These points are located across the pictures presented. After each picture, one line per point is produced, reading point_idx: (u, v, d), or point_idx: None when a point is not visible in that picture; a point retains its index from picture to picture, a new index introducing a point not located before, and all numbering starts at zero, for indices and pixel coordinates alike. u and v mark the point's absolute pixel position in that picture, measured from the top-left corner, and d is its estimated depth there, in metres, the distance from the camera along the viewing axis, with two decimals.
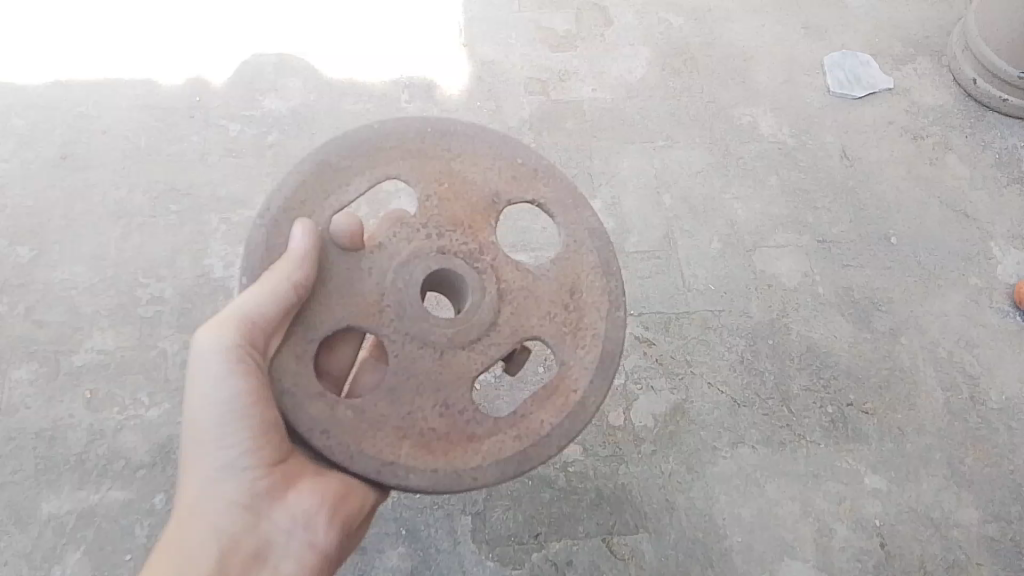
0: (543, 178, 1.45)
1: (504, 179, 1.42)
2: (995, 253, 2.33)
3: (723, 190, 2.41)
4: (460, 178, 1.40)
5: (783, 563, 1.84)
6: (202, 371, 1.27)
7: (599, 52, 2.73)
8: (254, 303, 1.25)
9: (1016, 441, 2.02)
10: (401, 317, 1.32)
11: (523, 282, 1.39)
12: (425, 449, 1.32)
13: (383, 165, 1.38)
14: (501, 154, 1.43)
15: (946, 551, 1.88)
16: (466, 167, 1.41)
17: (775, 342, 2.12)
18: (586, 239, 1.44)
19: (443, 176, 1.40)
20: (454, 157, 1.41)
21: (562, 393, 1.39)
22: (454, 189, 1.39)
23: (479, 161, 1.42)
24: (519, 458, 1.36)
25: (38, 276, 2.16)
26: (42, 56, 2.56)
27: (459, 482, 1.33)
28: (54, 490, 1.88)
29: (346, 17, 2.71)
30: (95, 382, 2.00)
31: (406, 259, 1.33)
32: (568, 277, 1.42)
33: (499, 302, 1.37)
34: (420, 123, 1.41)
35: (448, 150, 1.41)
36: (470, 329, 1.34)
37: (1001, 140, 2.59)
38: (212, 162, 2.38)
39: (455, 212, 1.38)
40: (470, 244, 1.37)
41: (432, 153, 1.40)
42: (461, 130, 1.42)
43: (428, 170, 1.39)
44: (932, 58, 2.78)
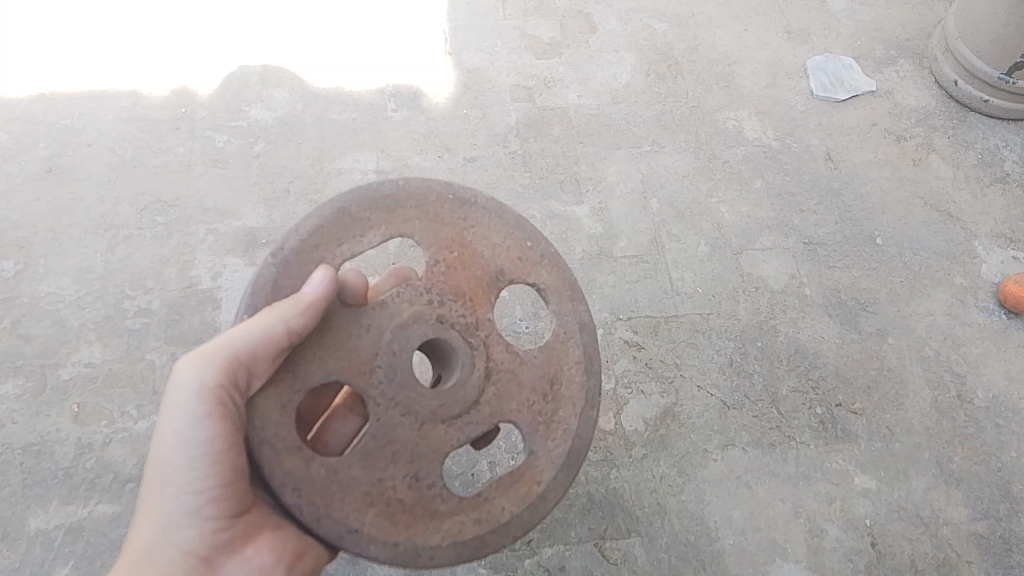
0: (548, 265, 1.43)
1: (511, 259, 1.40)
2: (979, 252, 2.35)
3: (710, 194, 2.42)
4: (471, 249, 1.37)
5: (776, 564, 1.84)
6: (177, 402, 1.23)
7: (584, 58, 2.75)
8: (244, 342, 1.19)
9: (1004, 438, 2.03)
10: (391, 382, 1.28)
11: (513, 364, 1.37)
12: (389, 521, 1.27)
13: (399, 222, 1.34)
14: (514, 232, 1.41)
15: (936, 549, 1.88)
16: (477, 240, 1.38)
17: (763, 345, 2.13)
18: (574, 333, 1.43)
19: (454, 243, 1.36)
20: (468, 226, 1.38)
21: (527, 482, 1.37)
22: (463, 259, 1.36)
23: (493, 236, 1.39)
24: (475, 544, 1.33)
25: (24, 291, 2.15)
26: (27, 70, 2.55)
27: (415, 559, 1.29)
28: (43, 505, 1.86)
29: (332, 27, 2.73)
30: (83, 395, 1.99)
31: (404, 322, 1.29)
32: (552, 366, 1.40)
33: (485, 380, 1.34)
34: (443, 187, 1.38)
35: (462, 218, 1.38)
36: (454, 404, 1.31)
37: (983, 140, 2.61)
38: (198, 173, 2.38)
39: (459, 282, 1.35)
40: (467, 317, 1.34)
41: (447, 220, 1.37)
42: (478, 203, 1.39)
43: (439, 235, 1.36)
44: (913, 61, 2.81)
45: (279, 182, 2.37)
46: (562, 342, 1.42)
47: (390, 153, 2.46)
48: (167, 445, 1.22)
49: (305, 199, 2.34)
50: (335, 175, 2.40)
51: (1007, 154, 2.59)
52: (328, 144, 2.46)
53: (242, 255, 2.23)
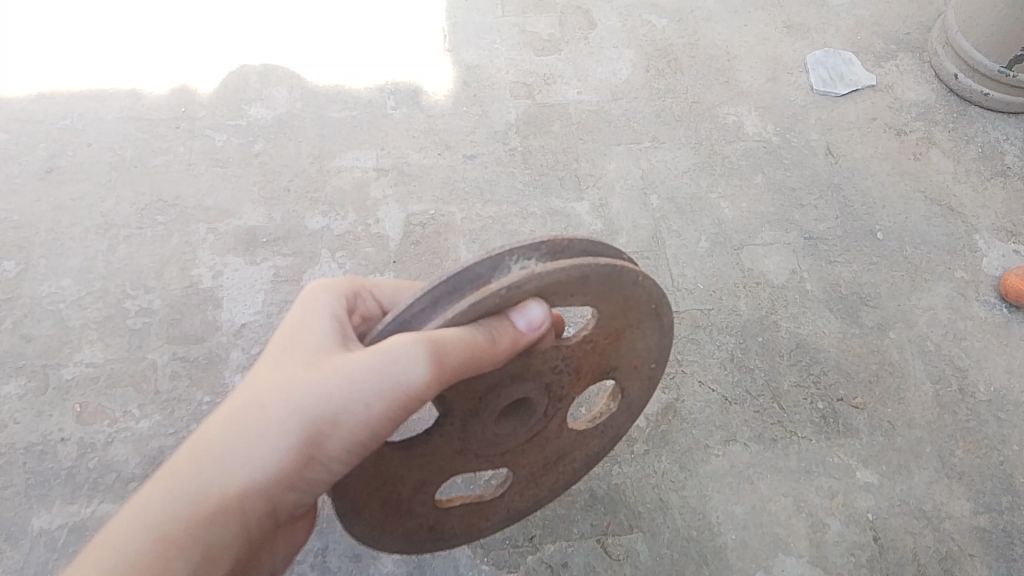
0: (644, 381, 1.50)
1: (629, 365, 1.44)
2: (980, 246, 2.34)
3: (710, 189, 2.42)
4: (618, 342, 1.36)
5: (778, 559, 1.82)
6: (373, 374, 1.12)
7: (583, 54, 2.75)
8: (468, 366, 1.13)
9: (1007, 431, 2.00)
10: (475, 416, 1.35)
11: (552, 434, 1.51)
12: (381, 508, 1.40)
13: (606, 300, 1.24)
14: (655, 348, 1.42)
15: (939, 543, 1.85)
16: (630, 339, 1.37)
17: (765, 340, 2.13)
18: (605, 438, 1.61)
19: (613, 333, 1.34)
20: (637, 326, 1.35)
21: (480, 516, 1.61)
22: (607, 347, 1.36)
23: (646, 341, 1.39)
24: (418, 543, 1.56)
25: (26, 291, 2.15)
26: (31, 71, 2.58)
27: (377, 539, 1.47)
28: (45, 505, 1.83)
29: (333, 28, 2.75)
30: (85, 394, 1.98)
31: (519, 375, 1.31)
32: (570, 447, 1.58)
33: (529, 437, 1.46)
34: (659, 292, 1.30)
35: (638, 321, 1.34)
36: (496, 446, 1.43)
37: (983, 134, 2.60)
38: (198, 172, 2.38)
39: (585, 362, 1.37)
40: (564, 388, 1.40)
41: (630, 317, 1.32)
42: (661, 318, 1.36)
43: (610, 323, 1.32)
44: (913, 55, 2.81)
45: (279, 181, 2.37)
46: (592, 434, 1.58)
47: (390, 151, 2.45)
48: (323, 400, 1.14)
49: (305, 197, 2.34)
50: (335, 173, 2.39)
51: (1008, 147, 2.57)
52: (328, 143, 2.46)
53: (243, 255, 2.22)
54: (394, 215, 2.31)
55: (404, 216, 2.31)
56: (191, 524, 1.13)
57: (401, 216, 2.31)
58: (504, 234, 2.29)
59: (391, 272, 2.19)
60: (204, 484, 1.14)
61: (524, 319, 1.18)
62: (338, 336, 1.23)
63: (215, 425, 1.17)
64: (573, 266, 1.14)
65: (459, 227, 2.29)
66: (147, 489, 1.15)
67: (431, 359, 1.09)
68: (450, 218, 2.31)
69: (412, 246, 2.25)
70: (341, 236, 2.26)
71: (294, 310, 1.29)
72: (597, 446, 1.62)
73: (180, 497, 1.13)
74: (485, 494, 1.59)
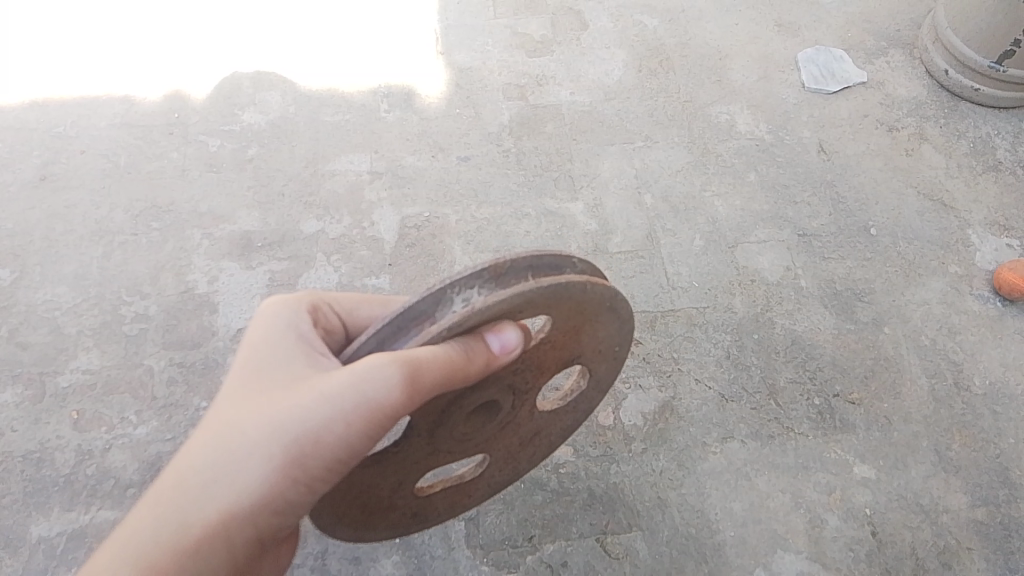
0: (611, 362, 1.49)
1: (593, 351, 1.42)
2: (973, 240, 2.35)
3: (704, 187, 2.43)
4: (575, 335, 1.35)
5: (777, 555, 1.82)
6: (352, 392, 1.12)
7: (575, 55, 2.76)
8: (441, 382, 1.13)
9: (1002, 425, 2.01)
10: (440, 424, 1.37)
11: (522, 419, 1.52)
12: (360, 510, 1.46)
13: (560, 306, 1.23)
14: (616, 335, 1.40)
15: (937, 536, 1.85)
16: (590, 330, 1.35)
17: (760, 337, 2.13)
18: (578, 410, 1.60)
19: (571, 329, 1.33)
20: (594, 319, 1.33)
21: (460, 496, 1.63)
22: (565, 340, 1.35)
23: (609, 329, 1.38)
24: (406, 527, 1.62)
25: (21, 299, 2.14)
26: (24, 80, 2.58)
27: (362, 534, 1.54)
28: (44, 513, 1.82)
29: (326, 31, 2.76)
30: (82, 402, 1.98)
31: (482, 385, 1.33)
32: (544, 424, 1.58)
33: (500, 428, 1.48)
34: (613, 292, 1.28)
35: (596, 316, 1.32)
36: (466, 440, 1.45)
37: (975, 129, 2.62)
38: (192, 177, 2.38)
39: (547, 358, 1.37)
40: (527, 381, 1.40)
41: (586, 315, 1.30)
42: (620, 310, 1.33)
43: (568, 321, 1.30)
44: (904, 51, 2.83)
45: (273, 186, 2.37)
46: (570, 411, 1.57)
47: (384, 154, 2.45)
48: (301, 419, 1.14)
49: (300, 201, 2.34)
50: (329, 177, 2.39)
51: (1000, 142, 2.59)
52: (322, 147, 2.46)
53: (238, 259, 2.22)
54: (388, 218, 2.31)
55: (399, 219, 2.31)
56: (178, 552, 1.14)
57: (395, 218, 2.31)
58: (500, 235, 2.29)
59: (386, 275, 2.19)
60: (187, 512, 1.15)
61: (497, 341, 1.20)
62: (307, 356, 1.23)
63: (192, 453, 1.17)
64: (512, 295, 1.12)
65: (454, 228, 2.30)
66: (132, 520, 1.17)
67: (406, 378, 1.09)
68: (446, 220, 2.31)
69: (407, 248, 2.25)
70: (337, 239, 2.26)
71: (255, 331, 1.28)
72: (571, 420, 1.62)
73: (165, 527, 1.15)
74: (464, 475, 1.59)
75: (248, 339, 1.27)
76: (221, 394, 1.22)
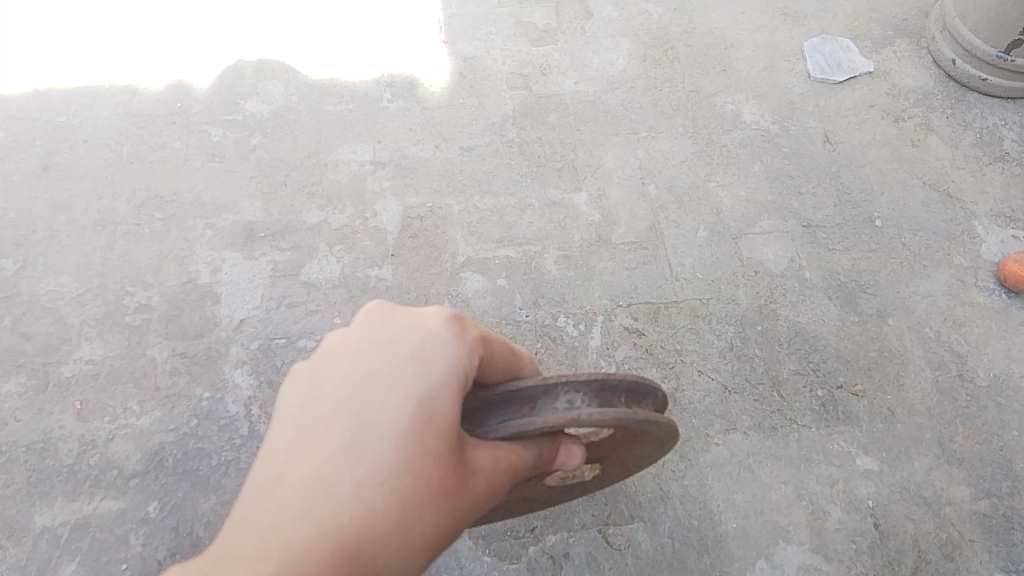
0: (629, 466, 1.57)
1: (620, 457, 1.49)
2: (979, 232, 2.34)
3: (708, 178, 2.42)
4: (615, 446, 1.41)
5: (779, 546, 1.82)
6: (487, 498, 1.08)
7: (579, 45, 2.74)
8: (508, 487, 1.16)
9: (1006, 417, 2.01)
10: None
11: (534, 490, 1.52)
12: None
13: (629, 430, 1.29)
14: (647, 453, 1.48)
15: (940, 528, 1.85)
16: (629, 447, 1.42)
17: (764, 329, 2.13)
18: (588, 485, 1.63)
19: (619, 443, 1.39)
20: (638, 443, 1.40)
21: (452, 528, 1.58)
22: (604, 448, 1.41)
23: (642, 452, 1.46)
24: None
25: (24, 290, 2.14)
26: (26, 69, 2.57)
27: None
28: (48, 502, 1.83)
29: (329, 20, 2.74)
30: (85, 392, 1.98)
31: None
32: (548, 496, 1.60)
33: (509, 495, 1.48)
34: (673, 433, 1.35)
35: (639, 443, 1.41)
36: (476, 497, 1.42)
37: (981, 120, 2.59)
38: (195, 167, 2.37)
39: (582, 456, 1.41)
40: (551, 470, 1.43)
41: (639, 440, 1.37)
42: (667, 443, 1.41)
43: (620, 438, 1.36)
44: (911, 41, 2.80)
45: (275, 175, 2.36)
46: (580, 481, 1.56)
47: (386, 144, 2.44)
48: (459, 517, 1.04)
49: (303, 191, 2.33)
50: (332, 167, 2.38)
51: (1007, 132, 2.57)
52: (325, 136, 2.46)
53: (240, 250, 2.22)
54: (391, 209, 2.30)
55: (402, 209, 2.30)
56: None
57: (398, 209, 2.30)
58: (503, 226, 2.28)
59: (389, 266, 2.19)
60: None
61: (565, 451, 1.23)
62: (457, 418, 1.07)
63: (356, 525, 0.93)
64: (614, 417, 1.17)
65: (456, 219, 2.29)
66: None
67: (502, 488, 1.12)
68: (448, 211, 2.31)
69: (409, 239, 2.24)
70: (339, 229, 2.26)
71: (433, 356, 1.03)
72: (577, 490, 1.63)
73: None
74: None
75: (432, 373, 1.02)
76: (391, 452, 0.97)
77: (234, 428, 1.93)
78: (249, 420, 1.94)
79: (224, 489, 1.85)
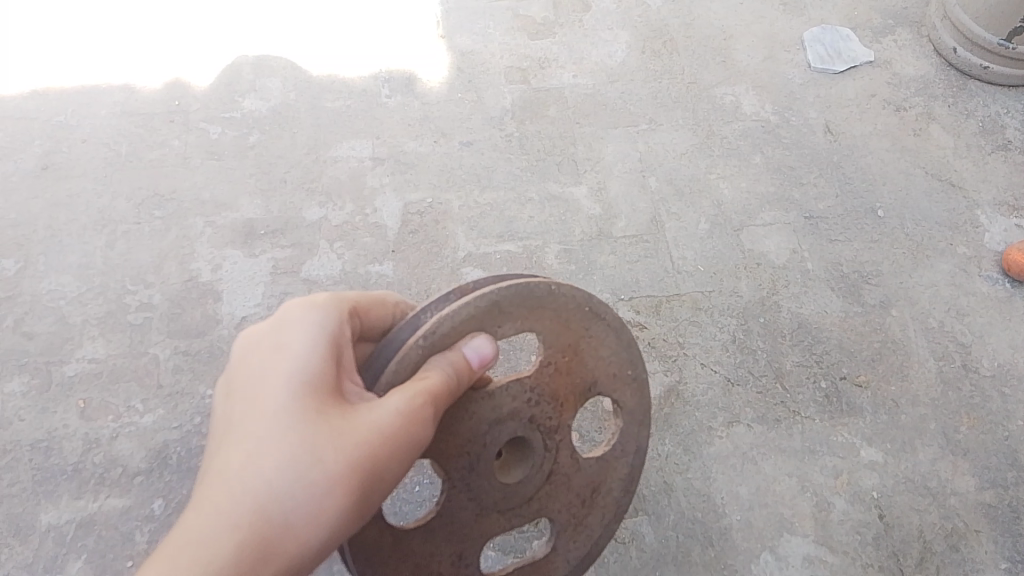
0: (635, 387, 1.42)
1: (607, 375, 1.36)
2: (982, 221, 2.33)
3: (708, 170, 2.41)
4: (576, 353, 1.31)
5: (784, 538, 1.82)
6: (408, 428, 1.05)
7: (578, 37, 2.73)
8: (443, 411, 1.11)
9: (1011, 406, 2.00)
10: (472, 470, 1.25)
11: (570, 468, 1.37)
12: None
13: (534, 313, 1.23)
14: (617, 351, 1.36)
15: (945, 519, 1.85)
16: (588, 348, 1.32)
17: (766, 321, 2.12)
18: (629, 453, 1.46)
19: (568, 348, 1.30)
20: (587, 332, 1.31)
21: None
22: (569, 362, 1.31)
23: (602, 352, 1.34)
24: None
25: (25, 289, 2.14)
26: (25, 69, 2.57)
27: None
28: (53, 501, 1.83)
29: (327, 16, 2.74)
30: (88, 391, 1.98)
31: (500, 417, 1.25)
32: (601, 476, 1.43)
33: (546, 478, 1.33)
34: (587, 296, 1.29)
35: (584, 327, 1.30)
36: (515, 497, 1.30)
37: (983, 108, 2.58)
38: (194, 165, 2.37)
39: (558, 386, 1.30)
40: (553, 419, 1.30)
41: (574, 326, 1.29)
42: (606, 317, 1.32)
43: (555, 335, 1.28)
44: (911, 30, 2.79)
45: (275, 172, 2.36)
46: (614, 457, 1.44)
47: (386, 140, 2.44)
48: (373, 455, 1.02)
49: (302, 188, 2.33)
50: (331, 163, 2.38)
51: (1009, 120, 2.55)
52: (323, 132, 2.45)
53: (241, 247, 2.21)
54: (391, 204, 2.30)
55: (402, 205, 2.30)
56: None
57: (398, 205, 2.30)
58: (503, 220, 2.28)
59: (390, 262, 2.19)
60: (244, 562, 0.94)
61: (471, 345, 1.15)
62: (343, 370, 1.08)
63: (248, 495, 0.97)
64: (476, 298, 1.15)
65: (457, 215, 2.28)
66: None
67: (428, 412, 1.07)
68: (448, 206, 2.30)
69: (410, 235, 2.24)
70: (340, 226, 2.25)
71: (302, 333, 1.08)
72: (625, 468, 1.47)
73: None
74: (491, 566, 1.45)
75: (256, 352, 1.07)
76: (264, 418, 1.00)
77: None
78: None
79: None
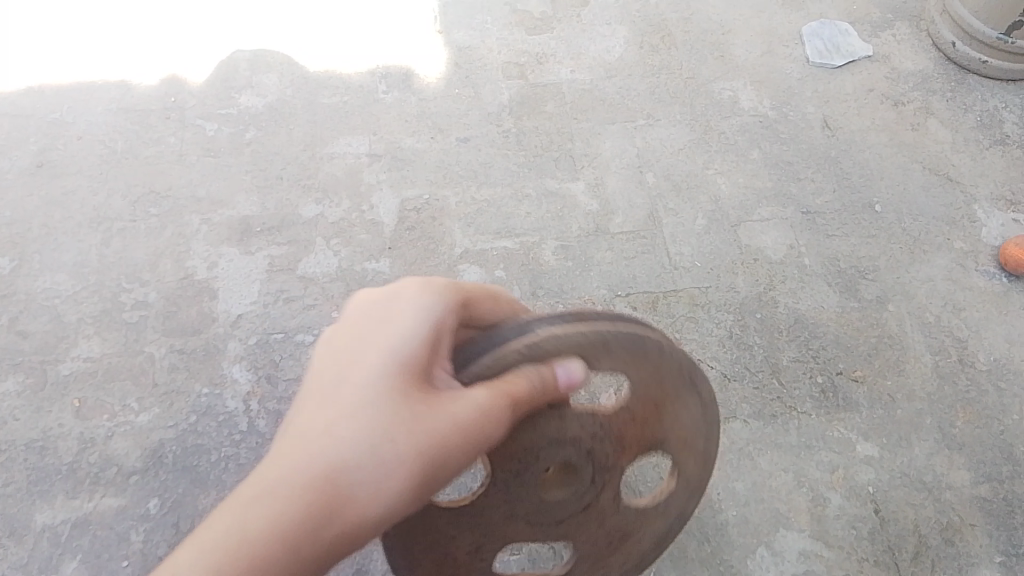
0: (700, 462, 1.39)
1: (679, 441, 1.33)
2: (979, 216, 2.32)
3: (706, 165, 2.40)
4: (658, 409, 1.26)
5: (779, 534, 1.82)
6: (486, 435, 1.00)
7: (575, 33, 2.72)
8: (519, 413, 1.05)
9: (1007, 401, 2.00)
10: (516, 477, 1.22)
11: (609, 509, 1.36)
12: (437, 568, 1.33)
13: (635, 358, 1.17)
14: (698, 419, 1.32)
15: (940, 514, 1.85)
16: (675, 407, 1.28)
17: (763, 317, 2.12)
18: (669, 514, 1.45)
19: (654, 403, 1.25)
20: (677, 389, 1.26)
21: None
22: (645, 415, 1.25)
23: (690, 415, 1.31)
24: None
25: (21, 288, 2.14)
26: (20, 66, 2.56)
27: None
28: (50, 499, 1.84)
29: (324, 12, 2.73)
30: (84, 389, 1.98)
31: (560, 440, 1.19)
32: (629, 526, 1.42)
33: (584, 510, 1.32)
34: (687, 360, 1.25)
35: (676, 390, 1.26)
36: (547, 515, 1.30)
37: (981, 102, 2.57)
38: (190, 162, 2.36)
39: (631, 434, 1.25)
40: (611, 457, 1.26)
41: (666, 384, 1.24)
42: (700, 389, 1.29)
43: (648, 389, 1.23)
44: (910, 24, 2.78)
45: (271, 169, 2.35)
46: (654, 512, 1.43)
47: (382, 136, 2.43)
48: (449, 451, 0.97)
49: (298, 184, 2.32)
50: (327, 160, 2.37)
51: (1008, 115, 2.55)
52: (320, 129, 2.44)
53: (237, 245, 2.21)
54: (387, 201, 2.29)
55: (398, 202, 2.29)
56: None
57: (395, 201, 2.29)
58: (500, 217, 2.27)
59: (386, 259, 2.19)
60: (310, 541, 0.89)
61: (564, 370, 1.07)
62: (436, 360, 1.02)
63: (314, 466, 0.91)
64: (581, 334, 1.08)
65: (453, 211, 2.28)
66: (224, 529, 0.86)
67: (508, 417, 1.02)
68: (445, 202, 2.30)
69: (406, 231, 2.24)
70: (336, 223, 2.25)
71: (418, 311, 1.01)
72: (664, 523, 1.47)
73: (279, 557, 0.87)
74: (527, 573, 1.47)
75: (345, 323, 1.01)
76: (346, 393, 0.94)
77: (233, 423, 1.93)
78: (248, 414, 1.94)
79: (224, 485, 1.85)
